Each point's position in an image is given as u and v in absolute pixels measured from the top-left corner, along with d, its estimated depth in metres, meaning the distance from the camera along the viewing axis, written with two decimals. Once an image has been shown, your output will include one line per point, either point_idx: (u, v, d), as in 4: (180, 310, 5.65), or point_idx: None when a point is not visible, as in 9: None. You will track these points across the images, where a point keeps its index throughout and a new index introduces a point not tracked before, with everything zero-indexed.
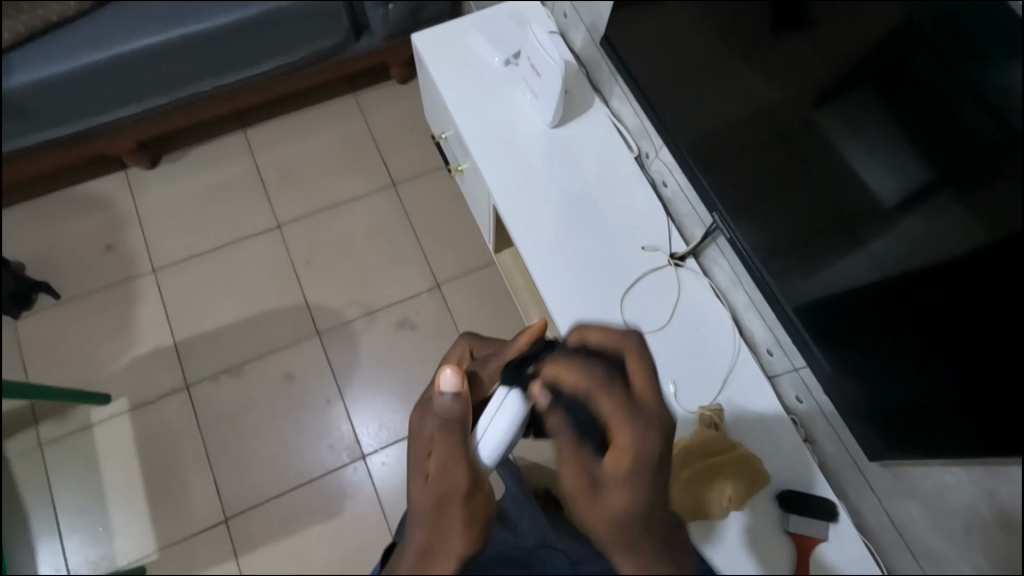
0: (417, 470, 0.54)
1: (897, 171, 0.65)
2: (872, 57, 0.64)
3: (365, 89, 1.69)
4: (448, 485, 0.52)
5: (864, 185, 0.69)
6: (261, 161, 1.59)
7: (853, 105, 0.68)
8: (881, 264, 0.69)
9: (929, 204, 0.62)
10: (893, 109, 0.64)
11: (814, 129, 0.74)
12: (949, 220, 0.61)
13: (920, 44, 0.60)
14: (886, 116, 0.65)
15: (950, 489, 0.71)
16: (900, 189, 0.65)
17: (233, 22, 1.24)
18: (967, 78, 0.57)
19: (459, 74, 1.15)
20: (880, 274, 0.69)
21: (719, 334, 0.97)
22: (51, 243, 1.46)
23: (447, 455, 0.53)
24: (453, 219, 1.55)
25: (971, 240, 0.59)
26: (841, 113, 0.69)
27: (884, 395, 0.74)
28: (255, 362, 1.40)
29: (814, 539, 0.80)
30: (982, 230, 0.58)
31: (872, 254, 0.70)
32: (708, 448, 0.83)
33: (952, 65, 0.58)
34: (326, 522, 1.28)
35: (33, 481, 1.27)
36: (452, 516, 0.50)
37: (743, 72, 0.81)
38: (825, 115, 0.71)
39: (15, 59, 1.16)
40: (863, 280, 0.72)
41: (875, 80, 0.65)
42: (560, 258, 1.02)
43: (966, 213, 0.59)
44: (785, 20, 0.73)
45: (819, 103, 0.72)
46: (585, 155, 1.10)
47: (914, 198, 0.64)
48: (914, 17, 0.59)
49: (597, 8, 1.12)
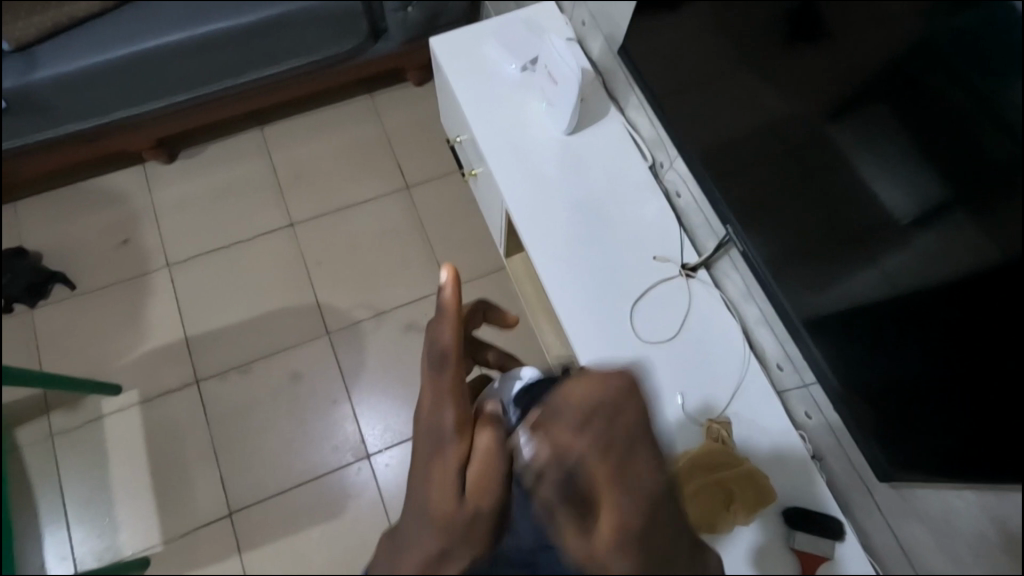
0: (443, 476, 0.47)
1: (910, 185, 0.64)
2: (889, 73, 0.64)
3: (380, 91, 1.70)
4: (481, 502, 0.47)
5: (877, 199, 0.69)
6: (276, 161, 1.60)
7: (869, 120, 0.67)
8: (892, 281, 0.68)
9: (943, 223, 0.62)
10: (908, 126, 0.63)
11: (826, 141, 0.73)
12: (961, 237, 0.60)
13: (934, 61, 0.59)
14: (902, 133, 0.64)
15: (959, 513, 0.70)
16: (913, 206, 0.64)
17: (254, 23, 1.26)
18: (983, 98, 0.56)
19: (476, 79, 1.15)
20: (890, 289, 0.69)
21: (729, 347, 0.96)
22: (70, 235, 1.48)
23: (487, 471, 0.48)
24: (464, 223, 1.56)
25: (986, 260, 0.58)
26: (855, 127, 0.69)
27: (892, 414, 0.73)
28: (264, 358, 1.41)
29: (819, 557, 0.80)
30: (996, 250, 0.57)
31: (883, 270, 0.69)
32: (715, 461, 0.83)
33: (965, 82, 0.57)
34: (328, 521, 1.28)
35: (43, 469, 1.28)
36: (476, 537, 0.46)
37: (758, 85, 0.81)
38: (839, 128, 0.71)
39: (40, 54, 1.18)
40: (873, 296, 0.71)
41: (891, 96, 0.64)
42: (570, 265, 1.02)
43: (981, 232, 0.58)
44: (803, 34, 0.72)
45: (834, 117, 0.71)
46: (599, 163, 1.10)
47: (927, 216, 0.63)
48: (931, 36, 0.59)
49: (614, 17, 1.12)
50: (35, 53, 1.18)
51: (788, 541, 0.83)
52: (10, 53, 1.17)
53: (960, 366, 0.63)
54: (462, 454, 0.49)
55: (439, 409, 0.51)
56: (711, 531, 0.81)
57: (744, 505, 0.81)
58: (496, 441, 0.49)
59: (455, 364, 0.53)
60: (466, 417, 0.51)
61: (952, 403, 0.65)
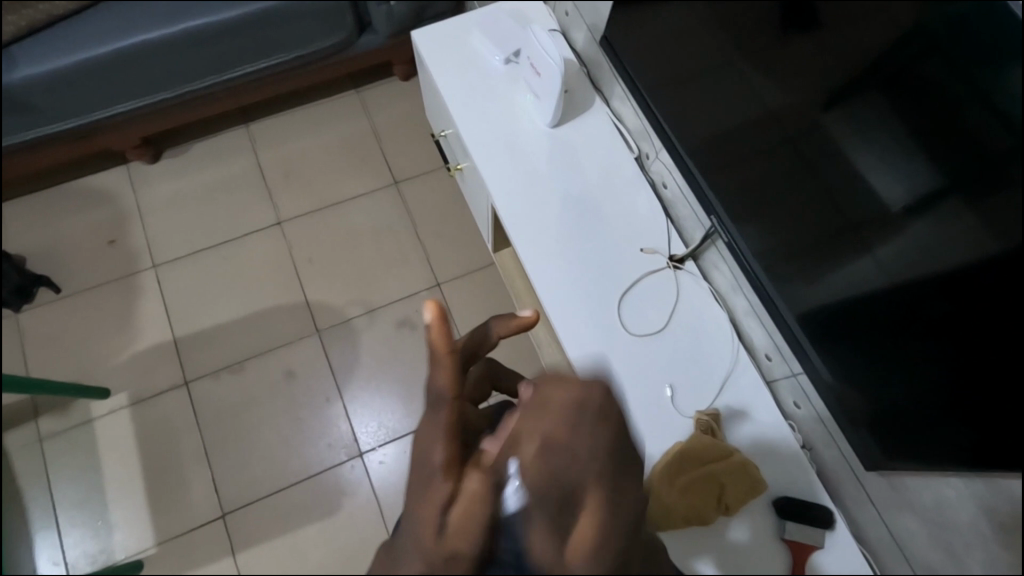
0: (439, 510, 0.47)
1: (905, 177, 0.64)
2: (883, 61, 0.63)
3: (368, 87, 1.68)
4: (460, 545, 0.46)
5: (870, 190, 0.68)
6: (264, 159, 1.59)
7: (863, 108, 0.66)
8: (887, 270, 0.68)
9: (936, 211, 0.61)
10: (901, 114, 0.63)
11: (819, 131, 0.72)
12: (959, 227, 0.59)
13: (931, 51, 0.58)
14: (896, 121, 0.63)
15: (950, 504, 0.70)
16: (907, 195, 0.64)
17: (236, 19, 1.24)
18: (976, 84, 0.55)
19: (461, 72, 1.14)
20: (886, 279, 0.68)
21: (718, 339, 0.96)
22: (56, 238, 1.47)
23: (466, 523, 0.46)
24: (455, 218, 1.55)
25: (981, 249, 0.57)
26: (849, 117, 0.68)
27: (886, 406, 0.73)
28: (256, 359, 1.40)
29: (811, 547, 0.79)
30: (991, 240, 0.56)
31: (878, 259, 0.68)
32: (705, 453, 0.82)
33: (964, 73, 0.56)
34: (323, 521, 1.28)
35: (33, 473, 1.27)
36: None
37: (748, 73, 0.80)
38: (832, 118, 0.70)
39: (17, 54, 1.16)
40: (869, 286, 0.70)
41: (885, 85, 0.63)
42: (558, 258, 1.01)
43: (975, 221, 0.57)
44: (794, 20, 0.71)
45: (827, 106, 0.71)
46: (586, 156, 1.09)
47: (920, 204, 0.63)
48: (926, 22, 0.58)
49: (598, 8, 1.11)
50: (13, 53, 1.16)
51: (779, 530, 0.83)
52: None
53: (955, 357, 0.63)
54: (448, 492, 0.47)
55: (430, 444, 0.49)
56: (700, 524, 0.81)
57: (734, 497, 0.81)
58: (486, 480, 0.47)
59: (450, 403, 0.51)
60: (456, 455, 0.49)
61: (943, 394, 0.65)
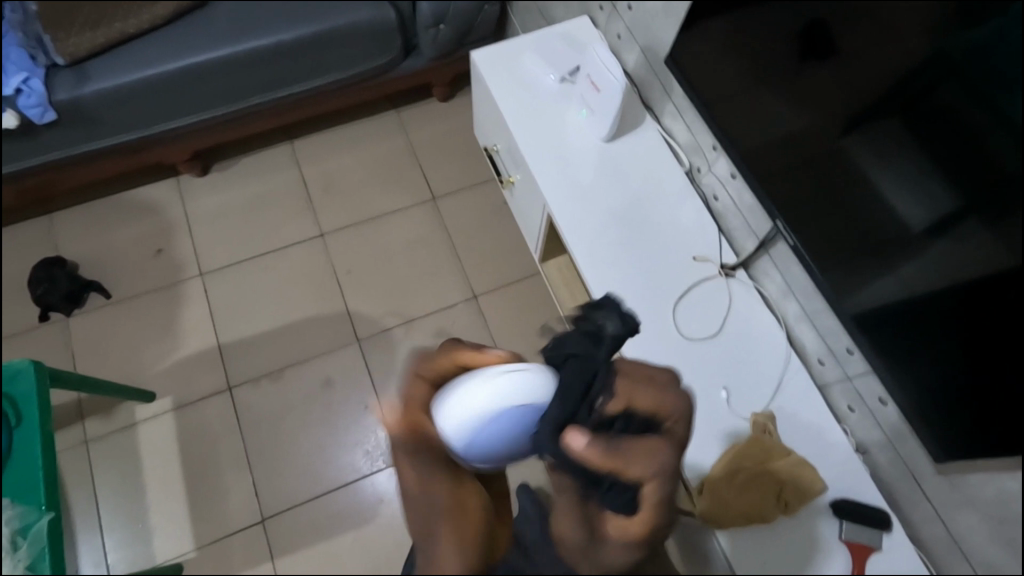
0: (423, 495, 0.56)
1: (923, 196, 0.68)
2: (903, 87, 0.68)
3: (407, 106, 1.75)
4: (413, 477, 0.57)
5: (894, 214, 0.72)
6: (307, 175, 1.64)
7: (880, 133, 0.71)
8: (906, 286, 0.73)
9: (955, 231, 0.66)
10: (925, 143, 0.67)
11: (837, 152, 0.77)
12: (977, 242, 0.64)
13: (948, 76, 0.63)
14: (915, 147, 0.68)
15: (1009, 496, 0.71)
16: (928, 215, 0.68)
17: (292, 39, 1.32)
18: (996, 107, 0.59)
19: (515, 89, 1.18)
20: (906, 292, 0.73)
21: (772, 345, 0.99)
22: (105, 245, 1.51)
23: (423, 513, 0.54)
24: (491, 232, 1.60)
25: (997, 263, 0.62)
26: (868, 139, 0.73)
27: (935, 412, 0.74)
28: (297, 366, 1.43)
29: (869, 547, 0.82)
30: (1007, 254, 0.61)
31: (900, 277, 0.74)
32: (764, 455, 0.86)
33: (983, 96, 0.60)
34: (359, 529, 1.28)
35: (76, 475, 1.29)
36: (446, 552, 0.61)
37: (768, 98, 0.86)
38: (853, 141, 0.75)
39: (90, 68, 1.23)
40: (894, 300, 0.75)
41: (905, 111, 0.68)
42: (614, 265, 1.04)
43: (993, 239, 0.62)
44: (812, 49, 0.77)
45: (847, 130, 0.75)
46: (637, 168, 1.13)
47: (939, 224, 0.67)
48: (944, 50, 0.63)
49: (653, 28, 1.12)
50: (88, 69, 1.22)
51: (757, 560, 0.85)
52: (64, 68, 1.21)
53: (975, 361, 0.67)
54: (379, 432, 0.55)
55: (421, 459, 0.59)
56: (760, 522, 0.85)
57: (794, 496, 0.84)
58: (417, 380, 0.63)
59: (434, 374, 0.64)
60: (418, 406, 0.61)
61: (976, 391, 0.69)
